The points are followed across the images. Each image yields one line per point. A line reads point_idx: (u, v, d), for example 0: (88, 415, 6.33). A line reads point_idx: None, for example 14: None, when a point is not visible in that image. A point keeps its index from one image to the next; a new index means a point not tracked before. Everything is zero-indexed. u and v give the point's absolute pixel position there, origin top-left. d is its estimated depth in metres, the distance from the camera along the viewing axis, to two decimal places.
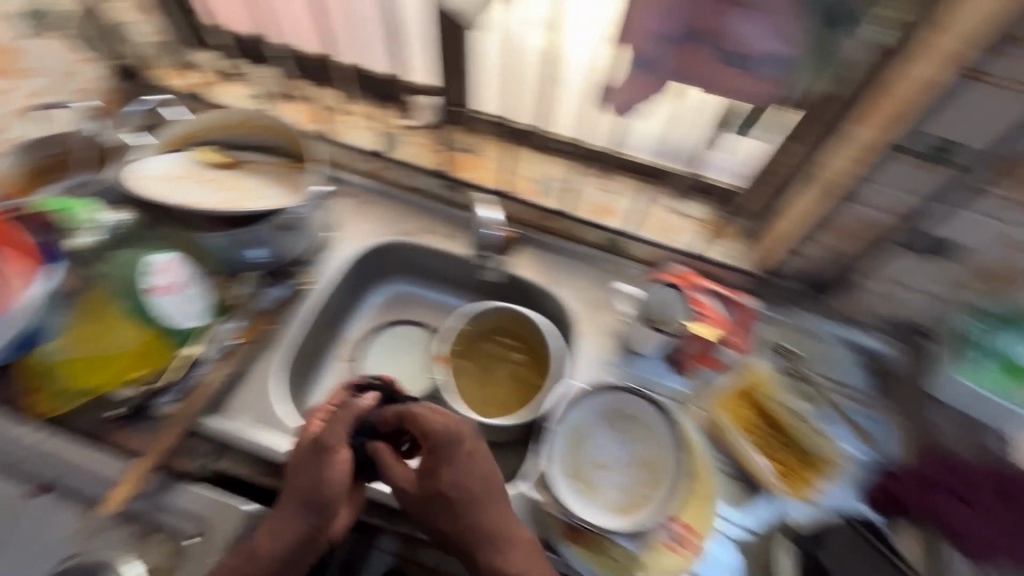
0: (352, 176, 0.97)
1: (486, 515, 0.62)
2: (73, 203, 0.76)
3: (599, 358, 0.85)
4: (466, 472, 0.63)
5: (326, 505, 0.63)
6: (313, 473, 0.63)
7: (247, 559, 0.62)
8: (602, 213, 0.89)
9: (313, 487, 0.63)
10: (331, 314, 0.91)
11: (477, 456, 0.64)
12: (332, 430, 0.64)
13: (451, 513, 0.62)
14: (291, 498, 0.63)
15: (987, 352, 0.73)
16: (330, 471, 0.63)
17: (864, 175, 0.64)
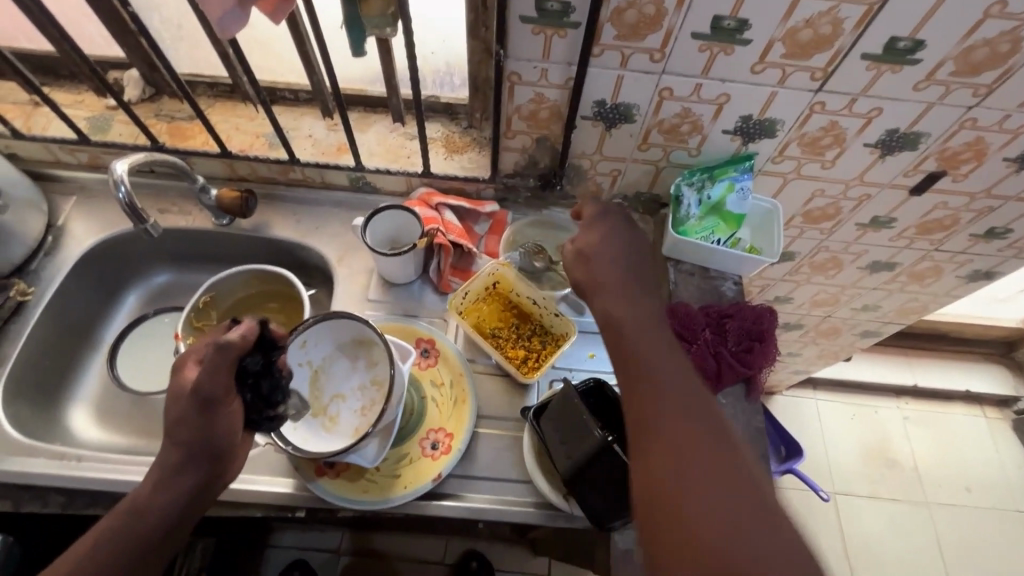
0: (73, 172, 0.90)
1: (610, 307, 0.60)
2: None
3: (360, 298, 0.84)
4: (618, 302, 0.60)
5: (222, 456, 0.58)
6: (213, 421, 0.57)
7: (129, 530, 0.54)
8: (338, 153, 0.87)
9: (202, 436, 0.56)
10: (74, 321, 0.85)
11: (607, 240, 0.65)
12: (213, 379, 0.56)
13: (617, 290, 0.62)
14: (194, 444, 0.56)
15: (695, 204, 0.80)
16: (216, 423, 0.57)
17: (506, 53, 0.65)
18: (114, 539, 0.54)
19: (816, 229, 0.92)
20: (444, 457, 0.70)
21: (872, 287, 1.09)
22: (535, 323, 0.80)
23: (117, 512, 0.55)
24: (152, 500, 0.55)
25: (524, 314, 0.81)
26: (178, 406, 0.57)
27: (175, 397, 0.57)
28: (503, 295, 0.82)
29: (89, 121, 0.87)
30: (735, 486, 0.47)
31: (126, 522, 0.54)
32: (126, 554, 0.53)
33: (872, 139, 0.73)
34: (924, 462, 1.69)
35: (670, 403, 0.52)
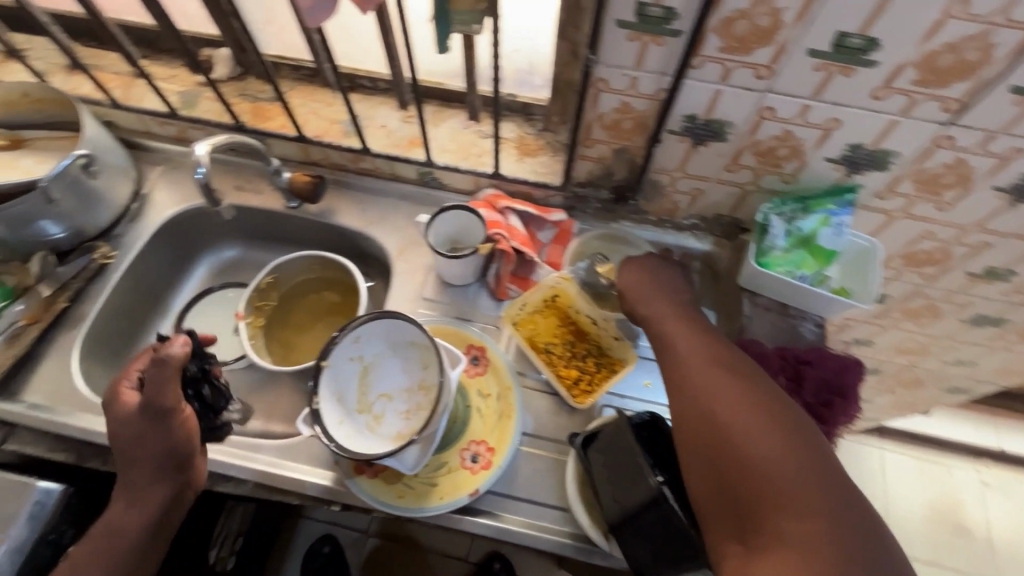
0: (162, 143, 0.94)
1: (646, 313, 0.65)
2: None
3: (416, 295, 0.83)
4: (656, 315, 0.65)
5: (187, 463, 0.62)
6: (164, 435, 0.60)
7: (116, 535, 0.60)
8: (410, 146, 0.86)
9: (145, 454, 0.59)
10: (148, 286, 0.89)
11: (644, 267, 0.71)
12: (162, 392, 0.59)
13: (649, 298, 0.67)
14: (146, 460, 0.60)
15: (783, 235, 0.73)
16: (173, 433, 0.60)
17: (597, 57, 0.61)
18: (105, 544, 0.60)
19: (917, 274, 0.83)
20: (483, 472, 0.68)
21: (972, 341, 0.98)
22: (592, 343, 0.76)
23: (103, 526, 0.61)
24: (127, 510, 0.60)
25: (581, 332, 0.77)
26: (125, 430, 0.60)
27: (122, 417, 0.60)
28: (562, 309, 0.78)
29: (180, 96, 0.90)
30: (794, 438, 0.48)
31: (111, 528, 0.60)
32: (118, 555, 0.60)
33: (1005, 182, 0.64)
34: (1000, 536, 1.52)
35: (711, 382, 0.54)
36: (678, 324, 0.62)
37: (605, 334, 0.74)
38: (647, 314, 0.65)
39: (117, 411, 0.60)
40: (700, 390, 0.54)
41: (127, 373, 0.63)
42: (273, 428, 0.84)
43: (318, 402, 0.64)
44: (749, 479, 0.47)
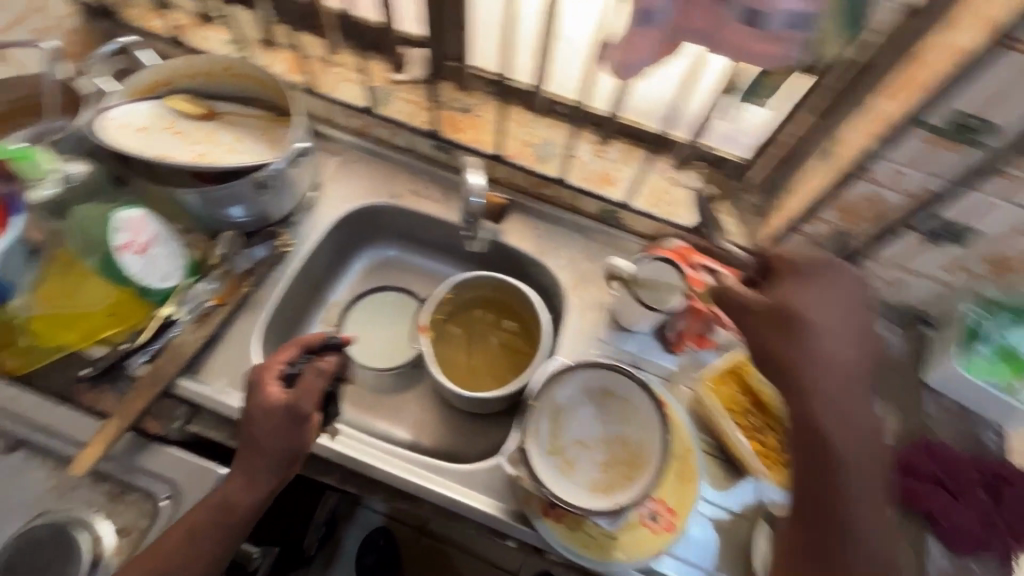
0: (338, 133, 0.93)
1: (789, 355, 0.61)
2: (26, 152, 0.70)
3: (587, 333, 0.83)
4: (815, 350, 0.60)
5: (297, 459, 0.63)
6: (294, 435, 0.62)
7: (224, 517, 0.60)
8: (600, 182, 0.85)
9: (271, 449, 0.61)
10: (313, 276, 0.88)
11: (805, 283, 0.63)
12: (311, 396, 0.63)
13: (797, 340, 0.61)
14: (269, 455, 0.61)
15: (989, 342, 0.72)
16: (307, 432, 0.63)
17: (875, 148, 0.60)
18: (210, 517, 0.60)
19: None
20: (665, 534, 0.67)
21: None
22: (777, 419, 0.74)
23: (213, 500, 0.61)
24: (238, 494, 0.60)
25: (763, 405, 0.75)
26: (261, 422, 0.61)
27: (262, 409, 0.61)
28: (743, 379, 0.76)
29: (371, 91, 0.89)
30: (880, 500, 0.59)
31: (221, 503, 0.60)
32: (220, 532, 0.60)
33: None
34: None
35: (872, 446, 0.60)
36: (831, 375, 0.60)
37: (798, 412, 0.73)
38: (806, 353, 0.60)
39: (259, 404, 0.61)
40: (869, 442, 0.60)
41: (270, 366, 0.65)
42: (422, 442, 0.84)
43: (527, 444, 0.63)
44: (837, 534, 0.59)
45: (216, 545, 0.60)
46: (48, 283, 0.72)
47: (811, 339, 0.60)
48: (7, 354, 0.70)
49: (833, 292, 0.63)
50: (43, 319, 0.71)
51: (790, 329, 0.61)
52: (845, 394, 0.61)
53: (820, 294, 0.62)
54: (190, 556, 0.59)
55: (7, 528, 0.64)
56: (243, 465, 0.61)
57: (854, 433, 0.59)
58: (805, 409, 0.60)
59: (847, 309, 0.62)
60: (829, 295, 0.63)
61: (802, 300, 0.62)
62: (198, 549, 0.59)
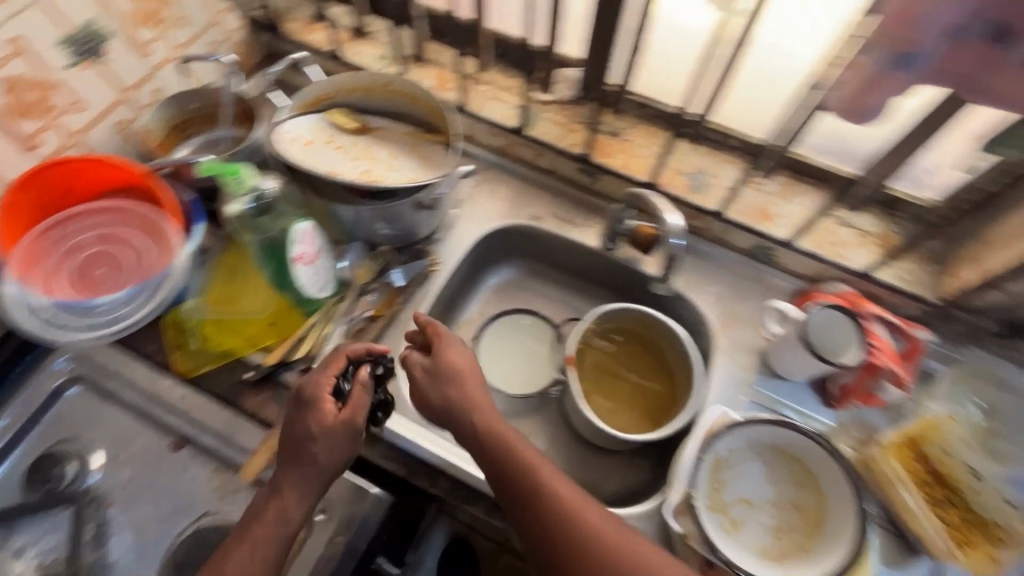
0: (478, 150, 0.92)
1: (505, 436, 0.60)
2: (234, 167, 0.65)
3: (735, 374, 0.78)
4: (510, 440, 0.60)
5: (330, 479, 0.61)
6: (344, 446, 0.60)
7: (279, 527, 0.57)
8: (758, 217, 0.80)
9: (317, 459, 0.59)
10: (446, 294, 0.87)
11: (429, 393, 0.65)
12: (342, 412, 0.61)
13: (463, 409, 0.63)
14: (320, 465, 0.59)
15: None
16: (352, 446, 0.61)
17: None
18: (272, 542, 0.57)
19: None
20: None
21: None
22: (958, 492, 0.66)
23: (265, 515, 0.58)
24: (288, 508, 0.58)
25: (941, 477, 0.66)
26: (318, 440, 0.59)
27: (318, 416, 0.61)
28: (917, 446, 0.68)
29: (517, 110, 0.88)
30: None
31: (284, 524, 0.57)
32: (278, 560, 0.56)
33: None
34: None
35: (574, 496, 0.56)
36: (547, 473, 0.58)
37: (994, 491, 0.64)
38: (478, 433, 0.61)
39: (315, 421, 0.60)
40: (600, 552, 0.53)
41: (323, 379, 0.62)
42: None
43: (697, 504, 0.61)
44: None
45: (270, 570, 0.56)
46: (215, 290, 0.77)
47: (452, 405, 0.64)
48: (177, 357, 0.74)
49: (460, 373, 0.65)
50: (211, 323, 0.74)
51: (458, 407, 0.63)
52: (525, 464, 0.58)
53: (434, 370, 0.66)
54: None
55: (172, 526, 0.66)
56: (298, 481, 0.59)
57: (549, 485, 0.57)
58: (536, 488, 0.57)
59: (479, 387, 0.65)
60: (449, 388, 0.64)
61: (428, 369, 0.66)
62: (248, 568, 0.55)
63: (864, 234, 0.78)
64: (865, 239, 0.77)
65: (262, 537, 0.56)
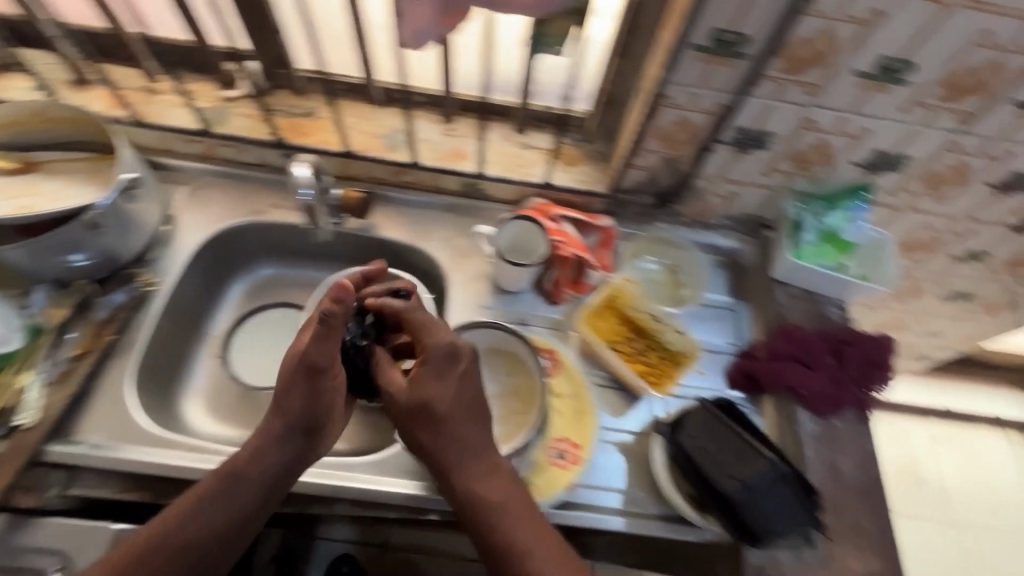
0: (181, 160, 0.90)
1: (478, 440, 0.66)
2: None
3: (469, 301, 0.85)
4: (521, 458, 0.66)
5: (316, 430, 0.66)
6: (315, 389, 0.65)
7: (230, 483, 0.62)
8: (454, 158, 0.88)
9: (296, 406, 0.65)
10: (182, 311, 0.84)
11: (445, 392, 0.66)
12: (320, 351, 0.64)
13: (435, 429, 0.65)
14: (294, 407, 0.65)
15: (811, 230, 0.82)
16: (331, 386, 0.66)
17: (668, 77, 0.66)
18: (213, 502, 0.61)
19: (908, 258, 0.95)
20: (573, 467, 0.71)
21: (944, 315, 1.13)
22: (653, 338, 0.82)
23: (242, 474, 0.63)
24: (267, 452, 0.64)
25: (639, 330, 0.81)
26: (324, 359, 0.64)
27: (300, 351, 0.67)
28: (620, 309, 0.83)
29: (206, 112, 0.87)
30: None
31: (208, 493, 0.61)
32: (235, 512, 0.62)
33: (995, 179, 0.75)
34: (950, 480, 1.77)
35: (530, 519, 0.63)
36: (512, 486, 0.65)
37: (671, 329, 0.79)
38: (456, 483, 0.64)
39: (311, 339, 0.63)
40: (545, 552, 0.61)
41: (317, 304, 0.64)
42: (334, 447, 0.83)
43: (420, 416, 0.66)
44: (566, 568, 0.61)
45: (231, 519, 0.61)
46: None
47: (467, 405, 0.66)
48: None
49: (462, 395, 0.67)
50: None
51: (449, 451, 0.65)
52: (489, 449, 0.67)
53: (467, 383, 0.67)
54: (194, 543, 0.60)
55: None
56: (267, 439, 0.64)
57: (518, 502, 0.64)
58: (505, 508, 0.63)
59: (475, 397, 0.67)
60: (449, 379, 0.66)
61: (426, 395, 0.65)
62: (205, 523, 0.61)
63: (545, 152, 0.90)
64: (545, 155, 0.89)
65: (224, 502, 0.62)
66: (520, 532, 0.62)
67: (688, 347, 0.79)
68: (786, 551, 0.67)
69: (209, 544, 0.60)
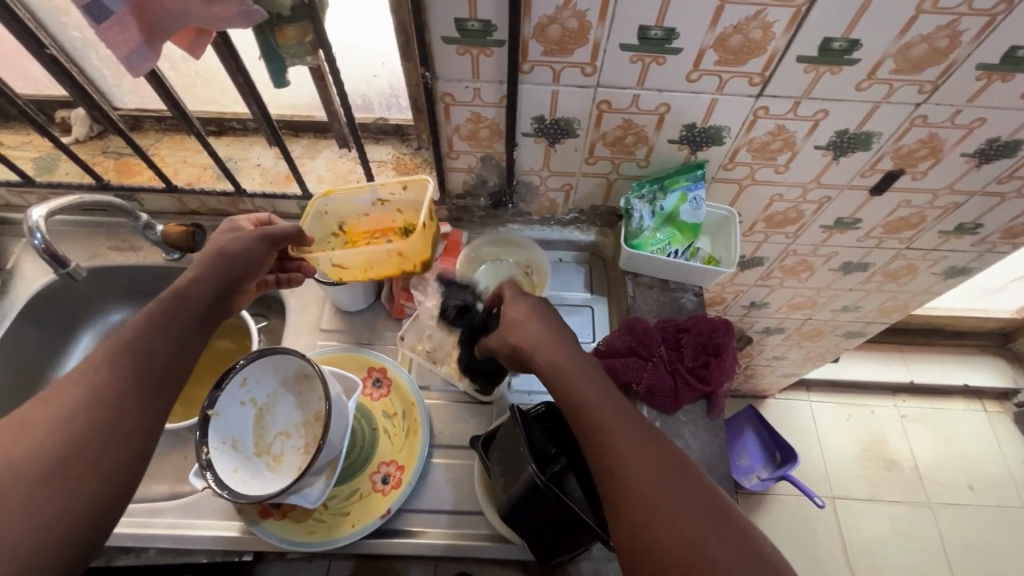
0: (18, 211, 0.89)
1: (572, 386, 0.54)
2: None
3: (303, 325, 0.82)
4: (606, 418, 0.51)
5: (227, 297, 0.59)
6: (223, 259, 0.60)
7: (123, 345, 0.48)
8: (285, 181, 0.86)
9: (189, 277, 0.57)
10: (15, 363, 0.82)
11: (545, 324, 0.60)
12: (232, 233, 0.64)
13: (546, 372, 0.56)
14: (197, 276, 0.57)
15: (648, 216, 0.77)
16: (241, 250, 0.62)
17: (437, 72, 0.63)
18: (105, 393, 0.45)
19: (781, 234, 0.90)
20: (394, 492, 0.68)
21: (848, 288, 1.07)
22: (402, 222, 0.81)
23: (122, 342, 0.48)
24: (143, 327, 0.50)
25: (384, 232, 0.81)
26: (199, 284, 0.57)
27: (237, 245, 0.62)
28: (354, 236, 0.81)
29: (36, 161, 0.87)
30: (716, 534, 0.44)
31: (118, 363, 0.47)
32: (70, 477, 0.41)
33: (822, 141, 0.71)
34: (924, 460, 1.67)
35: (647, 447, 0.49)
36: (615, 418, 0.51)
37: (397, 196, 0.78)
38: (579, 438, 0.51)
39: (220, 230, 0.65)
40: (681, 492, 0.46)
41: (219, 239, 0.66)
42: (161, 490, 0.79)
43: (209, 452, 0.61)
44: (742, 528, 0.44)
45: (112, 396, 0.45)
46: None
47: (555, 347, 0.58)
48: None
49: (530, 309, 0.62)
50: None
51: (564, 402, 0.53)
52: (601, 397, 0.53)
53: (525, 322, 0.61)
54: (98, 408, 0.44)
55: None
56: (171, 316, 0.52)
57: (634, 432, 0.50)
58: (619, 446, 0.49)
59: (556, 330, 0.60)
60: (532, 310, 0.62)
61: (517, 331, 0.61)
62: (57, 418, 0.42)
63: (380, 164, 0.87)
64: (380, 167, 0.86)
65: (83, 387, 0.44)
66: (639, 475, 0.47)
67: (420, 196, 0.77)
68: (614, 564, 0.63)
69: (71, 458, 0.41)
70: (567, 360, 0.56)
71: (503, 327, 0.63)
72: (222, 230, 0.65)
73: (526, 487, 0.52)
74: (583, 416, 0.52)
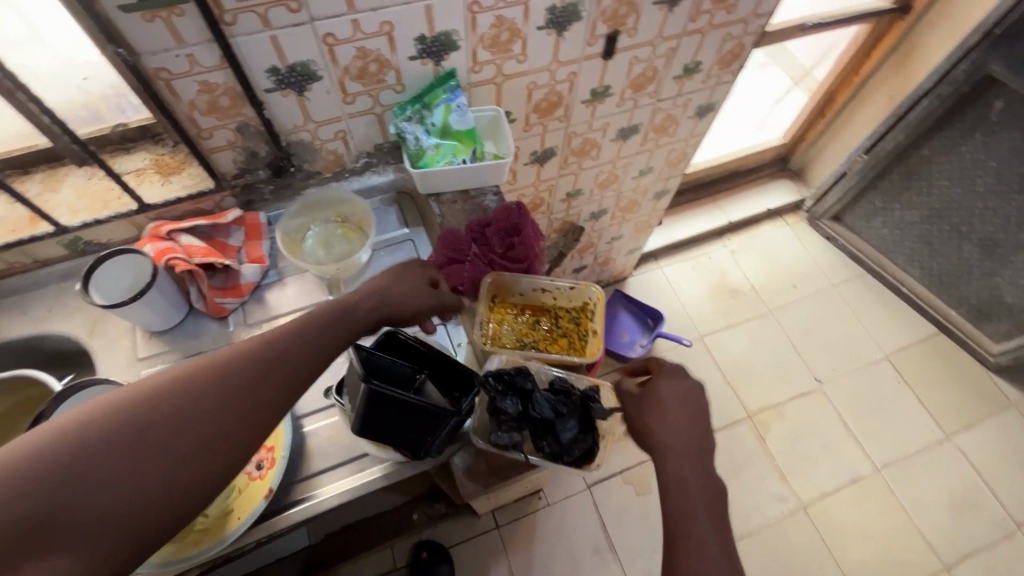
0: None
1: (671, 442, 0.66)
2: None
3: (117, 363, 0.75)
4: (677, 449, 0.65)
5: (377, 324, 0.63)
6: (389, 290, 0.64)
7: (274, 360, 0.53)
8: (29, 223, 0.76)
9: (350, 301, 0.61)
10: None
11: (677, 412, 0.68)
12: (399, 275, 0.66)
13: (657, 439, 0.67)
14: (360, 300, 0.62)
15: (424, 135, 0.80)
16: (412, 291, 0.66)
17: (134, 48, 0.60)
18: (233, 401, 0.49)
19: (555, 119, 0.99)
20: (271, 471, 0.67)
21: (634, 152, 1.21)
22: (552, 307, 0.92)
23: (276, 356, 0.53)
24: (288, 352, 0.54)
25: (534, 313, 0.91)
26: (363, 309, 0.61)
27: (393, 284, 0.65)
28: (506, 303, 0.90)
29: None
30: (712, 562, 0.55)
31: (257, 377, 0.51)
32: (169, 479, 0.44)
33: (540, 21, 0.78)
34: (757, 279, 1.99)
35: (702, 489, 0.61)
36: (691, 465, 0.63)
37: (558, 288, 0.90)
38: (662, 461, 0.65)
39: (405, 264, 0.68)
40: (708, 520, 0.58)
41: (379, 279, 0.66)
42: None
43: None
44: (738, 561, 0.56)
45: (238, 406, 0.49)
46: None
47: (679, 428, 0.66)
48: None
49: (682, 397, 0.69)
50: None
51: (658, 441, 0.66)
52: (692, 466, 0.63)
53: (662, 415, 0.68)
54: (222, 414, 0.48)
55: None
56: (302, 342, 0.55)
57: (694, 475, 0.62)
58: (697, 493, 0.61)
59: (691, 421, 0.68)
60: (664, 403, 0.69)
61: (645, 416, 0.69)
62: (191, 414, 0.47)
63: (138, 172, 0.79)
64: (140, 175, 0.79)
65: (228, 390, 0.49)
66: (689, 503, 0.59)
67: (584, 295, 0.91)
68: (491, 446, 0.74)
69: (186, 457, 0.45)
70: (679, 427, 0.66)
71: (642, 399, 0.71)
72: (410, 266, 0.68)
73: (366, 398, 0.55)
74: (670, 463, 0.64)
